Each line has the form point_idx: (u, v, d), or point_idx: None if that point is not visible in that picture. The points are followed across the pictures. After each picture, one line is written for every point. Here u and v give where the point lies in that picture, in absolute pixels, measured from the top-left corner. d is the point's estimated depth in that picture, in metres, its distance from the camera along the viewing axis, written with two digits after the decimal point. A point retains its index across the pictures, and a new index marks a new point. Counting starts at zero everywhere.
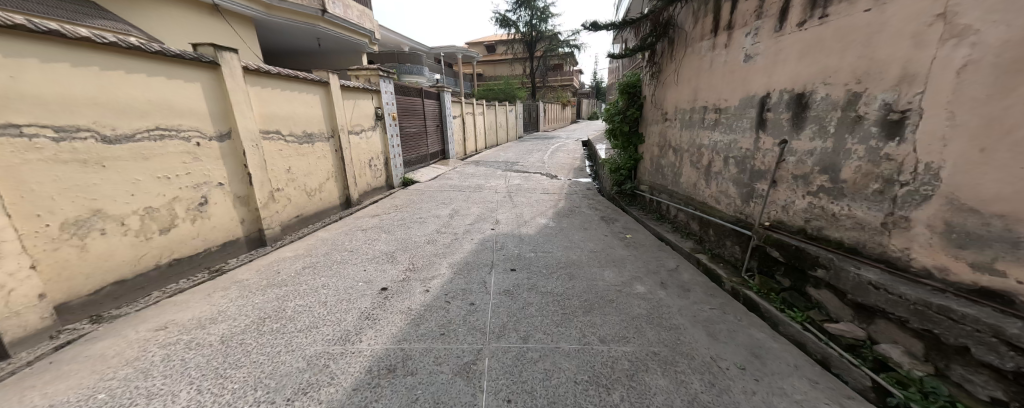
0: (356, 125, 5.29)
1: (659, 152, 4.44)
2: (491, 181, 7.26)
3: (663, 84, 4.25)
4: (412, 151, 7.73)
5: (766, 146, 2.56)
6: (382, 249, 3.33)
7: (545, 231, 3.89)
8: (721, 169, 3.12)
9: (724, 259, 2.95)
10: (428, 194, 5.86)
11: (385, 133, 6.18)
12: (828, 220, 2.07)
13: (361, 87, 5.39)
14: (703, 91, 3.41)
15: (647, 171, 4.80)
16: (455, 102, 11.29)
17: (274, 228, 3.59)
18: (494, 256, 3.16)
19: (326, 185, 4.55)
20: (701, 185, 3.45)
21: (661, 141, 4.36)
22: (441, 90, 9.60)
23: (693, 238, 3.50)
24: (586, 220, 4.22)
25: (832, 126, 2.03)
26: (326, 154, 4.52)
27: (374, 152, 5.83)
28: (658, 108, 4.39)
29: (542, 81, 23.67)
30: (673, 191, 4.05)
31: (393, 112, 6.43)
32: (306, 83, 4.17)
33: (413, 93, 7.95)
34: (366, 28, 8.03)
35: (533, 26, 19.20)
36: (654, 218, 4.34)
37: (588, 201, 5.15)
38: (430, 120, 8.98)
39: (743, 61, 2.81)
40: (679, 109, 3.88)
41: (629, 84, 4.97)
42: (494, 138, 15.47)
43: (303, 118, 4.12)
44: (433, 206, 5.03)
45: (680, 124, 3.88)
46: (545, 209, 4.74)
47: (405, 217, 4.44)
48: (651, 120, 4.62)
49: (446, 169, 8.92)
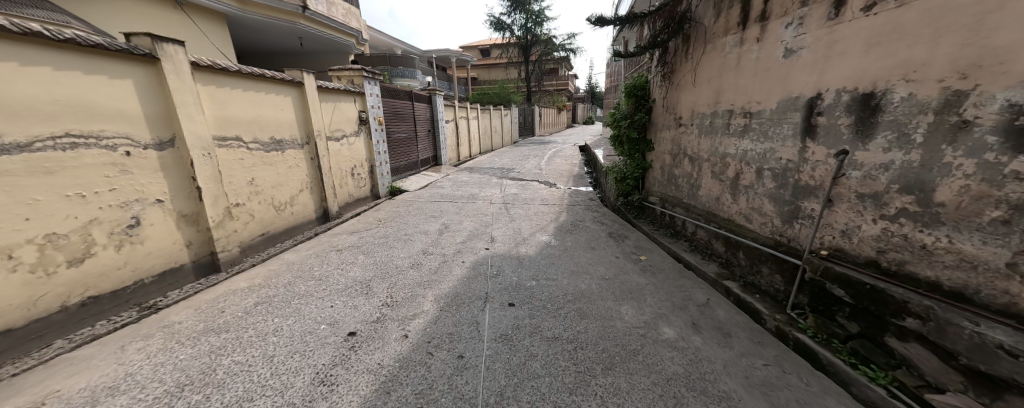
0: (335, 130, 4.79)
1: (671, 160, 4.01)
2: (485, 189, 6.78)
3: (677, 86, 3.83)
4: (400, 158, 7.24)
5: (816, 157, 2.14)
6: (356, 277, 2.83)
7: (546, 251, 3.42)
8: (753, 182, 2.69)
9: (760, 289, 2.51)
10: (417, 205, 5.38)
11: (369, 138, 5.68)
12: (913, 254, 1.63)
13: (342, 89, 4.91)
14: (728, 92, 2.97)
15: (657, 181, 4.37)
16: (447, 105, 10.83)
17: (232, 251, 3.08)
18: (488, 287, 2.67)
19: (299, 197, 4.04)
20: (727, 200, 3.01)
21: (675, 149, 3.93)
22: (433, 93, 9.14)
23: (717, 260, 3.05)
24: (592, 237, 3.76)
25: (920, 135, 1.61)
26: (299, 163, 4.02)
27: (357, 160, 5.33)
28: (671, 112, 3.97)
29: (537, 86, 23.37)
30: (689, 204, 3.61)
31: (379, 116, 5.95)
32: (274, 83, 3.68)
33: (402, 96, 7.48)
34: (353, 27, 7.56)
35: (528, 30, 18.91)
36: (667, 233, 3.90)
37: (591, 214, 4.70)
38: (420, 124, 8.50)
39: (782, 56, 2.38)
40: (698, 113, 3.46)
41: (637, 86, 4.55)
42: (488, 143, 15.02)
43: (271, 123, 3.63)
44: (421, 220, 4.54)
45: (698, 130, 3.46)
46: (545, 224, 4.28)
47: (388, 234, 3.94)
48: (663, 126, 4.20)
49: (438, 176, 8.43)
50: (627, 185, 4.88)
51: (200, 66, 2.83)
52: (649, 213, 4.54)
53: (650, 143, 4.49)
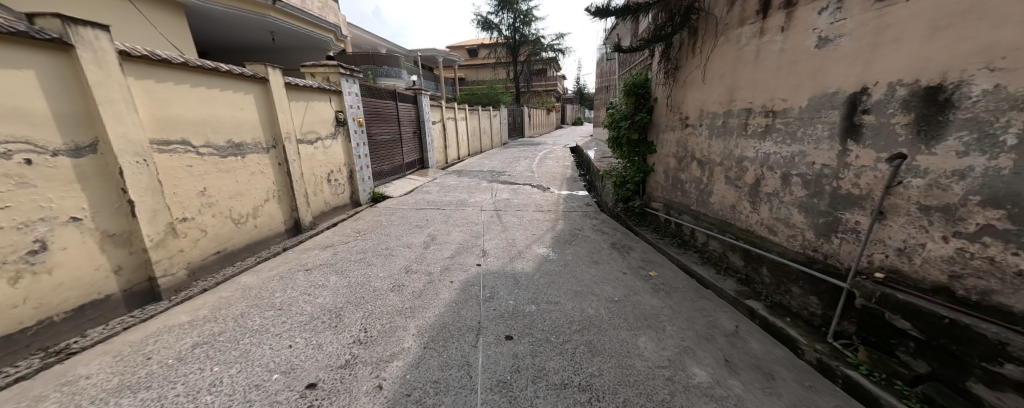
0: (309, 133, 4.34)
1: (677, 164, 3.72)
2: (476, 195, 6.39)
3: (683, 83, 3.52)
4: (383, 161, 6.80)
5: (861, 162, 1.84)
6: (326, 303, 2.42)
7: (545, 266, 3.06)
8: (778, 190, 2.39)
9: (790, 311, 2.21)
10: (401, 213, 4.95)
11: (348, 141, 5.24)
12: (1004, 281, 1.35)
13: (316, 87, 4.45)
14: (745, 89, 2.68)
15: (661, 186, 4.08)
16: (434, 106, 10.40)
17: (177, 274, 2.63)
18: (481, 314, 2.29)
19: (265, 208, 3.59)
20: (745, 209, 2.71)
21: (681, 152, 3.64)
22: (419, 93, 8.72)
23: (734, 275, 2.75)
24: (594, 249, 3.43)
25: (1013, 135, 1.32)
26: (264, 169, 3.57)
27: (335, 164, 4.88)
28: (677, 111, 3.67)
29: (526, 86, 23.11)
30: (699, 212, 3.31)
31: (360, 116, 5.52)
32: (232, 78, 3.22)
33: (384, 96, 7.04)
34: (330, 22, 7.10)
35: (516, 30, 18.62)
36: (674, 242, 3.60)
37: (590, 222, 4.38)
38: (406, 126, 8.07)
39: (814, 46, 2.08)
40: (707, 113, 3.17)
41: (637, 84, 4.27)
42: (477, 145, 14.63)
43: (228, 124, 3.17)
44: (405, 230, 4.13)
45: (708, 131, 3.16)
46: (541, 234, 3.94)
47: (366, 248, 3.52)
48: (667, 127, 3.90)
49: (424, 180, 8.00)
50: (626, 190, 4.60)
51: (132, 56, 2.39)
52: (652, 220, 4.24)
53: (652, 146, 4.22)
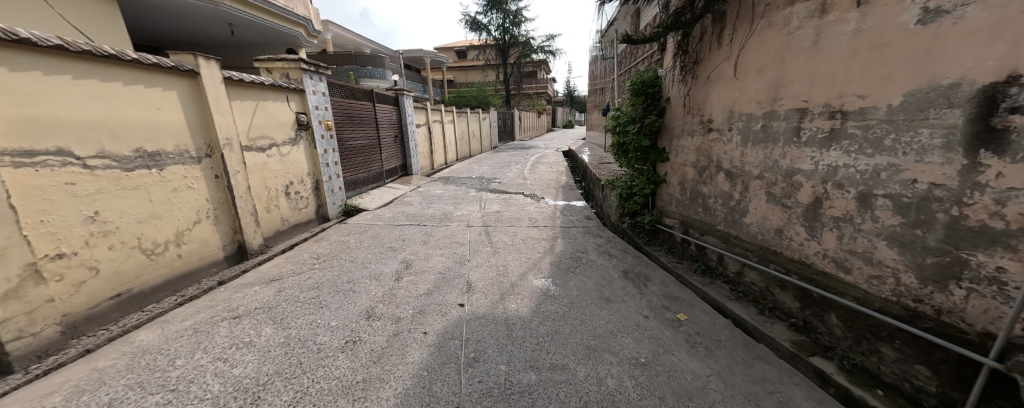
0: (261, 138, 3.66)
1: (697, 176, 3.16)
2: (462, 206, 5.75)
3: (706, 79, 2.97)
4: (358, 169, 6.12)
5: (1007, 183, 1.29)
6: (248, 378, 1.75)
7: (544, 307, 2.45)
8: (852, 214, 1.83)
9: (877, 379, 1.67)
10: (373, 231, 4.27)
11: (313, 147, 4.55)
12: None
13: (269, 84, 3.77)
14: (796, 83, 2.13)
15: (677, 199, 3.51)
16: (418, 108, 9.73)
17: (46, 333, 1.96)
18: (460, 392, 1.66)
19: (195, 232, 2.90)
20: (798, 236, 2.15)
21: (703, 161, 3.07)
22: (400, 93, 8.09)
23: (784, 318, 2.19)
24: (603, 280, 2.84)
25: None
26: (194, 183, 2.89)
27: (295, 175, 4.20)
28: (697, 112, 3.12)
29: (516, 89, 22.60)
30: (729, 234, 2.75)
31: (328, 119, 4.85)
32: (141, 69, 2.53)
33: (360, 97, 6.38)
34: (299, 15, 6.42)
35: (505, 30, 18.11)
36: (694, 269, 3.03)
37: (593, 241, 3.78)
38: (386, 130, 7.41)
39: (916, 21, 1.52)
40: (739, 115, 2.62)
41: (646, 82, 3.71)
42: (466, 149, 13.98)
43: (136, 128, 2.49)
44: (375, 255, 3.46)
45: (740, 136, 2.61)
46: (537, 259, 3.33)
47: (322, 280, 2.85)
48: (683, 131, 3.35)
49: (406, 188, 7.33)
50: (633, 203, 4.03)
51: None
52: (665, 239, 3.68)
53: (664, 153, 3.66)
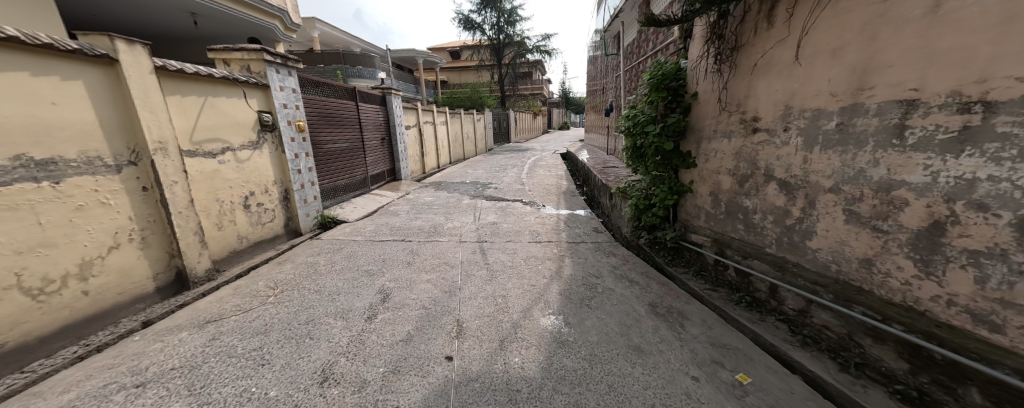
0: (209, 142, 3.05)
1: (737, 186, 2.62)
2: (454, 217, 5.18)
3: (749, 68, 2.42)
4: (338, 174, 5.52)
5: None
6: None
7: (558, 360, 1.88)
8: (1005, 247, 1.30)
9: None
10: (350, 249, 3.68)
11: (280, 151, 3.95)
12: None
13: (222, 76, 3.16)
14: (896, 66, 1.59)
15: (707, 213, 2.97)
16: (408, 109, 9.14)
17: None
18: None
19: (114, 260, 2.30)
20: (900, 271, 1.61)
21: (744, 168, 2.53)
22: (387, 92, 7.52)
23: (881, 380, 1.67)
24: (627, 317, 2.27)
25: None
26: (113, 200, 2.30)
27: (257, 185, 3.60)
28: (735, 108, 2.57)
29: (512, 90, 22.08)
30: (785, 260, 2.21)
31: (300, 119, 4.25)
32: (21, 51, 1.92)
33: (339, 95, 5.79)
34: (273, 5, 5.83)
35: (500, 29, 17.63)
36: (736, 300, 2.49)
37: (607, 261, 3.22)
38: (370, 131, 6.82)
39: None
40: (799, 111, 2.08)
41: (666, 75, 3.17)
42: (459, 151, 13.41)
43: (15, 128, 1.90)
44: (347, 281, 2.88)
45: (801, 139, 2.07)
46: (542, 287, 2.76)
47: (275, 320, 2.27)
48: (715, 132, 2.81)
49: (393, 196, 6.74)
50: (650, 216, 3.48)
51: None
52: (691, 259, 3.14)
53: (689, 158, 3.12)
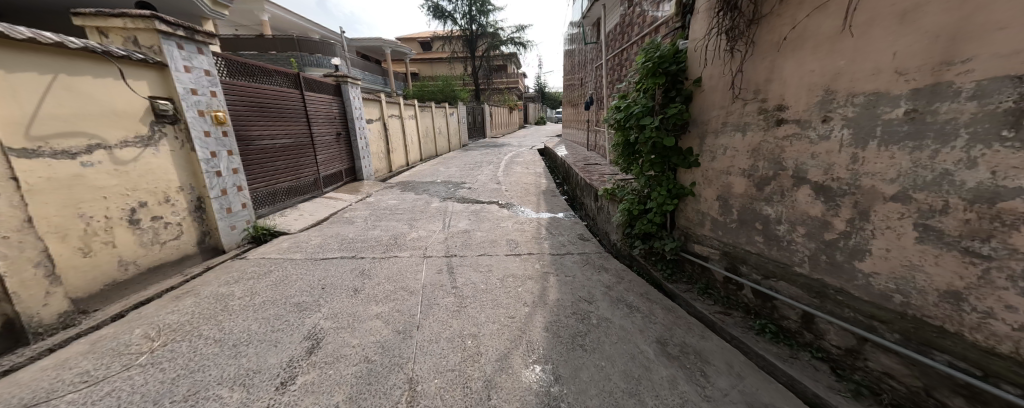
0: (61, 138, 2.27)
1: (754, 191, 2.18)
2: (420, 223, 4.53)
3: (773, 44, 1.97)
4: (278, 176, 4.69)
5: None
6: None
7: None
8: None
9: None
10: (283, 271, 2.96)
11: (189, 149, 3.15)
12: None
13: (85, 50, 2.40)
14: (1011, 27, 1.15)
15: (715, 220, 2.54)
16: (370, 101, 8.29)
17: None
18: None
19: None
20: (1010, 312, 1.20)
21: (763, 169, 2.10)
22: (342, 81, 6.64)
23: None
24: (633, 364, 1.77)
25: None
26: None
27: (152, 194, 2.81)
28: (754, 96, 2.13)
29: (486, 83, 21.35)
30: (823, 284, 1.78)
31: (217, 109, 3.42)
32: None
33: (277, 82, 4.91)
34: None
35: (472, 19, 16.89)
36: (758, 330, 2.05)
37: (598, 279, 2.73)
38: (321, 125, 5.97)
39: None
40: (846, 97, 1.63)
41: (664, 59, 2.71)
42: (431, 147, 12.63)
43: None
44: (267, 322, 2.19)
45: (846, 133, 1.65)
46: (524, 320, 2.22)
47: (138, 398, 1.60)
48: (726, 125, 2.38)
49: (351, 199, 5.96)
50: (645, 223, 3.03)
51: None
52: (696, 274, 2.70)
53: (691, 156, 2.69)
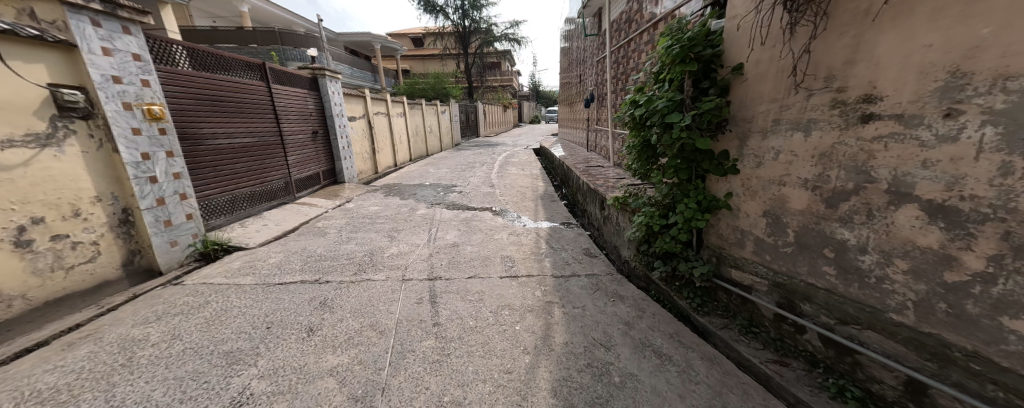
0: None
1: (821, 207, 1.70)
2: (403, 235, 3.99)
3: (861, 12, 1.47)
4: (237, 179, 4.09)
5: None
6: None
7: None
8: None
9: None
10: (226, 302, 2.40)
11: (111, 150, 2.57)
12: None
13: None
14: None
15: (760, 241, 2.05)
16: (354, 96, 7.70)
17: None
18: None
19: None
20: None
21: (836, 180, 1.62)
22: (318, 73, 6.07)
23: None
24: None
25: None
26: None
27: (52, 208, 2.25)
28: (824, 85, 1.64)
29: (480, 81, 20.81)
30: (941, 343, 1.31)
31: (151, 101, 2.84)
32: None
33: (239, 73, 4.33)
34: None
35: (466, 14, 16.34)
36: (836, 393, 1.57)
37: (615, 314, 2.22)
38: (294, 122, 5.38)
39: None
40: (993, 79, 1.14)
41: (694, 41, 2.21)
42: (421, 146, 12.06)
43: None
44: (179, 384, 1.63)
45: (989, 131, 1.16)
46: (525, 378, 1.70)
47: None
48: (779, 122, 1.89)
49: (328, 204, 5.38)
50: (667, 241, 2.53)
51: None
52: (733, 305, 2.21)
53: (727, 162, 2.20)
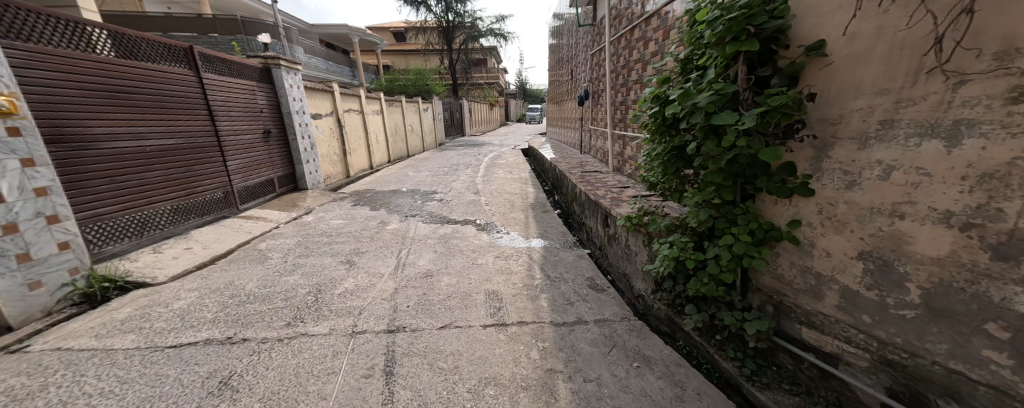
0: None
1: (979, 259, 1.10)
2: (365, 260, 3.26)
3: None
4: (144, 192, 3.22)
5: None
6: None
7: None
8: None
9: None
10: (75, 388, 1.63)
11: None
12: None
13: None
14: None
15: (851, 295, 1.45)
16: (320, 92, 6.85)
17: None
18: None
19: None
20: None
21: (1016, 218, 1.02)
22: (272, 63, 5.25)
23: None
24: None
25: None
26: None
27: None
28: (993, 66, 1.04)
29: (464, 78, 20.04)
30: None
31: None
32: None
33: (156, 58, 3.50)
34: None
35: (448, 7, 15.57)
36: None
37: (646, 396, 1.60)
38: (239, 119, 4.54)
39: None
40: None
41: (751, 11, 1.59)
42: (401, 147, 11.23)
43: None
44: None
45: None
46: None
47: None
48: (892, 124, 1.28)
49: (283, 217, 4.57)
50: (706, 282, 1.92)
51: None
52: (804, 378, 1.61)
53: (793, 180, 1.60)
